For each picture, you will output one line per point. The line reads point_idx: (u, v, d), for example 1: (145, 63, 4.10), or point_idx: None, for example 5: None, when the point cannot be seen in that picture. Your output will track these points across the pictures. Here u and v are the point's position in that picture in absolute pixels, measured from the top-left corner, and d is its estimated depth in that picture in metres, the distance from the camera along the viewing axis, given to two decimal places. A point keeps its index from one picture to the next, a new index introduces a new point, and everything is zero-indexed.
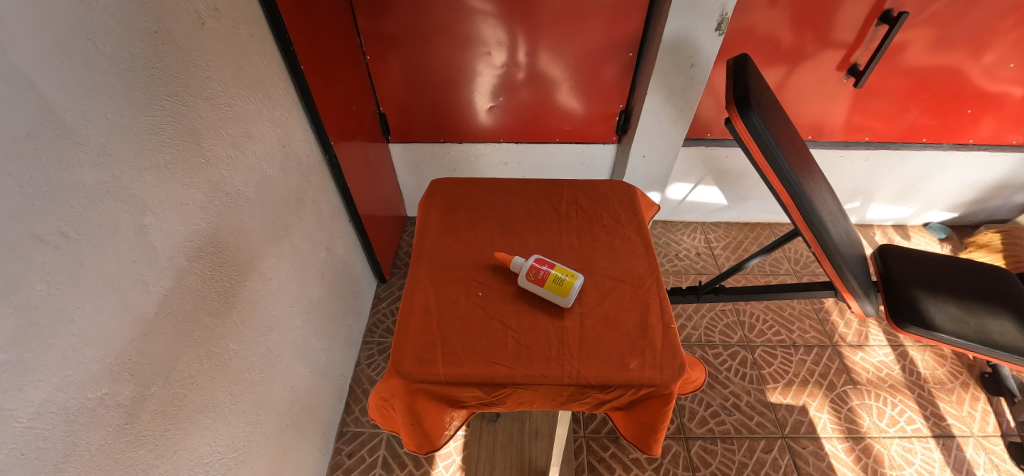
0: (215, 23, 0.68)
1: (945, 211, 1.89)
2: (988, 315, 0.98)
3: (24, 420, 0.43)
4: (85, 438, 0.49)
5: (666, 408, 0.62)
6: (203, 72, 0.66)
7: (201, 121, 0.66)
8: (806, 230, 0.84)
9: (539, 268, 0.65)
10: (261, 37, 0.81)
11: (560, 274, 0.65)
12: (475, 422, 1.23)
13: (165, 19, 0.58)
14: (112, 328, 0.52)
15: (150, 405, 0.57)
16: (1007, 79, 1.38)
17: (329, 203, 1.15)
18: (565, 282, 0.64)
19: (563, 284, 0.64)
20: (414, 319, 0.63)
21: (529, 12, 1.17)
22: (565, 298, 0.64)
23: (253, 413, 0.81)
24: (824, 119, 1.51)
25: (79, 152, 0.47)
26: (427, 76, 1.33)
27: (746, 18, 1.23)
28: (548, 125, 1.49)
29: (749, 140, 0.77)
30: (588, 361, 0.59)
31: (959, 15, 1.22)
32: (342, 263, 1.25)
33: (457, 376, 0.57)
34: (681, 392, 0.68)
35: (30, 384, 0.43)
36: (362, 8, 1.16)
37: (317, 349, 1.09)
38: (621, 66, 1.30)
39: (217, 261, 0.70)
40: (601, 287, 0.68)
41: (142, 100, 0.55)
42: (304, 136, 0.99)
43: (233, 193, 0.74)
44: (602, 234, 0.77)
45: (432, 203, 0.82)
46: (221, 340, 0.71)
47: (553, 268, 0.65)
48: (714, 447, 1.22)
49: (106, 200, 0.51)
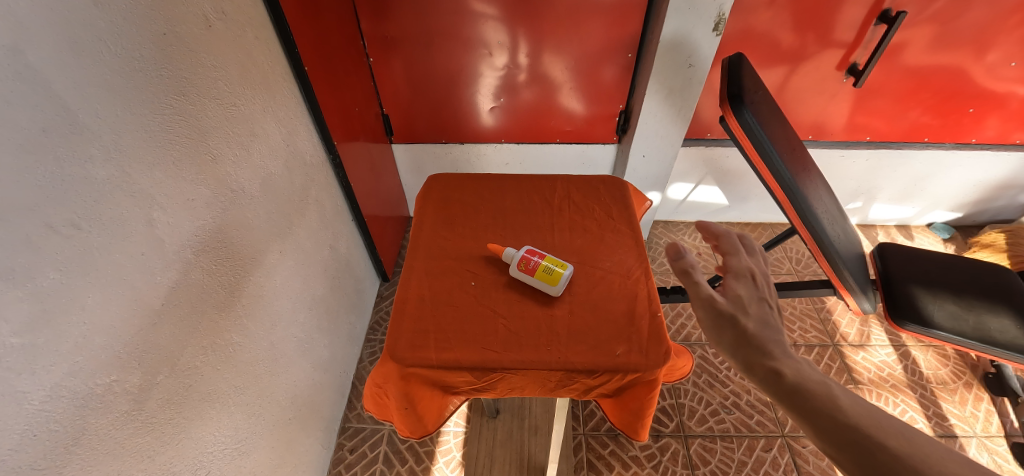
0: (222, 25, 0.71)
1: (950, 210, 1.88)
2: (986, 312, 0.98)
3: (37, 402, 0.45)
4: (94, 422, 0.51)
5: (653, 394, 0.63)
6: (209, 71, 0.68)
7: (208, 119, 0.68)
8: (801, 227, 0.85)
9: (532, 258, 0.67)
10: (267, 39, 0.84)
11: (550, 264, 0.66)
12: (475, 418, 1.25)
13: (175, 21, 0.61)
14: (122, 317, 0.54)
15: (157, 393, 0.59)
16: (1009, 78, 1.38)
17: (333, 202, 1.17)
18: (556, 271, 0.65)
19: (553, 273, 0.66)
20: (409, 307, 0.65)
21: (529, 15, 1.19)
22: (555, 287, 0.65)
23: (257, 405, 0.83)
24: (825, 119, 1.51)
25: (91, 147, 0.49)
26: (430, 78, 1.35)
27: (746, 19, 1.24)
28: (549, 125, 1.50)
29: (742, 136, 0.78)
30: (576, 348, 0.60)
31: (959, 13, 1.22)
32: (345, 260, 1.27)
33: (449, 361, 0.59)
34: (668, 379, 0.69)
35: (42, 368, 0.45)
36: (366, 11, 1.19)
37: (320, 345, 1.11)
38: (620, 66, 1.31)
39: (223, 256, 0.72)
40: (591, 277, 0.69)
41: (153, 100, 0.58)
42: (308, 136, 1.01)
43: (238, 190, 0.76)
44: (594, 227, 0.78)
45: (428, 197, 0.84)
46: (226, 333, 0.73)
47: (544, 259, 0.67)
48: (713, 445, 1.23)
49: (116, 194, 0.53)
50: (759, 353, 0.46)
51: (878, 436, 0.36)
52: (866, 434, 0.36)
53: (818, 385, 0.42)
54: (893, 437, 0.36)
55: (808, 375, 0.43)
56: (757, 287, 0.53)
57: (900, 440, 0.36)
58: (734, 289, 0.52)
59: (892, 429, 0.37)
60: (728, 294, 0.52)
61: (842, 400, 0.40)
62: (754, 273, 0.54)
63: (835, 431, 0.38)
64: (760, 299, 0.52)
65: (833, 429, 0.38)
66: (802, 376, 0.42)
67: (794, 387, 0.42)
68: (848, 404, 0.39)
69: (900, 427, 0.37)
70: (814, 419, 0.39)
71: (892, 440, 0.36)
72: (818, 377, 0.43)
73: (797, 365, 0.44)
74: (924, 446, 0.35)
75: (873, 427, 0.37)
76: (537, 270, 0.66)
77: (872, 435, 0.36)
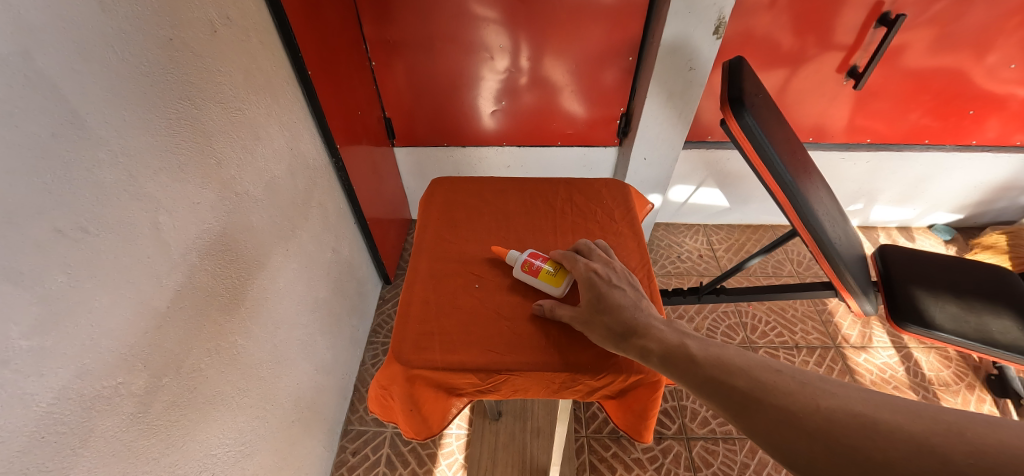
0: (227, 30, 0.71)
1: (951, 212, 1.88)
2: (988, 313, 0.98)
3: (45, 404, 0.45)
4: (101, 424, 0.51)
5: (656, 395, 0.63)
6: (214, 76, 0.69)
7: (213, 123, 0.68)
8: (802, 229, 0.85)
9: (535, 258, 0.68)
10: (270, 44, 0.84)
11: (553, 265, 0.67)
12: (477, 421, 1.25)
13: (180, 27, 0.61)
14: (128, 320, 0.54)
15: (162, 396, 0.59)
16: (1009, 80, 1.38)
17: (336, 205, 1.18)
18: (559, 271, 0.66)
19: (557, 274, 0.66)
20: (413, 309, 0.65)
21: (530, 18, 1.19)
22: (558, 287, 0.65)
23: (261, 408, 0.83)
24: (825, 121, 1.52)
25: (99, 151, 0.50)
26: (431, 82, 1.36)
27: (746, 22, 1.24)
28: (550, 128, 1.51)
29: (743, 139, 0.78)
30: (579, 349, 0.61)
31: (958, 15, 1.22)
32: (347, 263, 1.27)
33: (454, 362, 0.59)
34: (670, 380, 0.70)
35: (51, 370, 0.46)
36: (369, 15, 1.20)
37: (323, 348, 1.11)
38: (621, 69, 1.32)
39: (227, 259, 0.72)
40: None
41: (159, 105, 0.58)
42: (312, 140, 1.02)
43: (243, 193, 0.76)
44: (596, 229, 0.79)
45: (432, 200, 0.84)
46: (231, 335, 0.73)
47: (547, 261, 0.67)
48: (716, 448, 1.23)
49: (123, 198, 0.53)
50: (631, 342, 0.54)
51: (728, 379, 0.44)
52: (720, 381, 0.45)
53: (677, 348, 0.50)
54: (739, 376, 0.44)
55: (669, 342, 0.51)
56: (603, 280, 0.61)
57: (743, 374, 0.44)
58: (584, 294, 0.60)
59: (735, 367, 0.45)
60: (585, 299, 0.60)
61: (698, 355, 0.48)
62: (593, 272, 0.62)
63: (702, 387, 0.46)
64: (610, 289, 0.60)
65: (700, 387, 0.46)
66: (664, 347, 0.51)
67: (663, 360, 0.50)
68: (702, 357, 0.48)
69: (739, 363, 0.46)
70: (687, 380, 0.48)
71: (738, 379, 0.44)
72: (677, 339, 0.52)
73: (659, 336, 0.52)
74: (759, 374, 0.44)
75: (722, 373, 0.45)
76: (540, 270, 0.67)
77: (724, 379, 0.45)
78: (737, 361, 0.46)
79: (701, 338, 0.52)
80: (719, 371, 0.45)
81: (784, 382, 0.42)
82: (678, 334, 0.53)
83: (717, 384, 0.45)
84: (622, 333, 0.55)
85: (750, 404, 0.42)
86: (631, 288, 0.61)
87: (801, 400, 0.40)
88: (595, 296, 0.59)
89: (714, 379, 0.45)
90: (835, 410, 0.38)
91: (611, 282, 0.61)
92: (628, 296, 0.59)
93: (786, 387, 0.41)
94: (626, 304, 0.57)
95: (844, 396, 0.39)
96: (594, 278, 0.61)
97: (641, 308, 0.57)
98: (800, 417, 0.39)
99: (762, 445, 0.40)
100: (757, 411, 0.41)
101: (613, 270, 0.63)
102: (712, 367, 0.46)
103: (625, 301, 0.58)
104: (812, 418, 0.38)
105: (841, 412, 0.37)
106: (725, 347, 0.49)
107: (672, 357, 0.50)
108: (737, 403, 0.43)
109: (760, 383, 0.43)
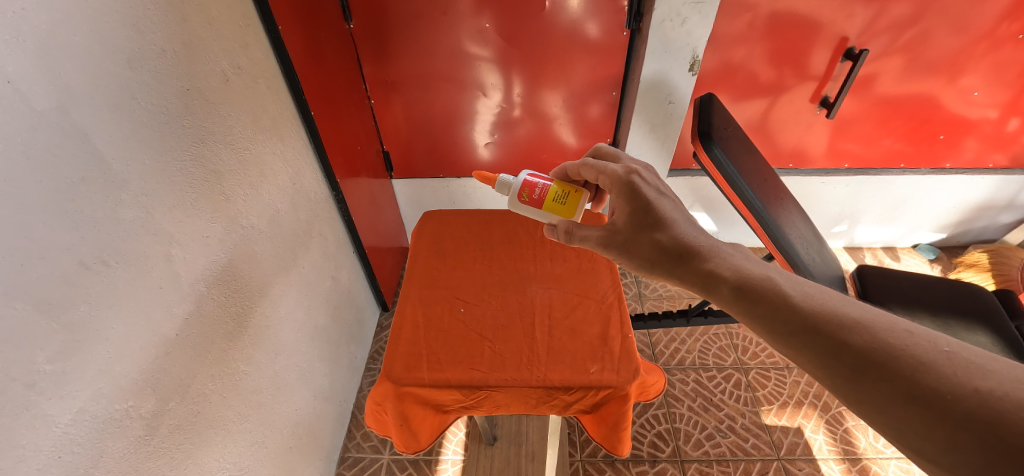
0: (238, 78, 0.78)
1: (933, 231, 1.94)
2: (963, 330, 1.01)
3: (62, 425, 0.49)
4: (110, 446, 0.54)
5: (626, 407, 0.67)
6: (225, 119, 0.75)
7: (221, 162, 0.74)
8: (774, 250, 0.89)
9: (536, 188, 0.76)
10: (277, 88, 0.92)
11: (558, 189, 0.78)
12: (474, 446, 1.26)
13: (196, 77, 0.68)
14: (139, 346, 0.58)
15: (168, 419, 0.62)
16: (977, 105, 1.46)
17: (335, 235, 1.23)
18: (566, 196, 0.76)
19: (560, 203, 0.77)
20: (403, 333, 0.70)
21: (520, 56, 1.27)
22: (573, 215, 0.77)
23: (260, 433, 0.86)
24: (804, 146, 1.59)
25: (122, 192, 0.55)
26: (428, 116, 1.44)
27: (722, 57, 1.33)
28: (541, 158, 1.58)
29: (714, 170, 0.84)
30: (554, 366, 0.66)
31: (921, 48, 1.30)
32: (346, 291, 1.31)
33: (441, 380, 0.64)
34: (642, 396, 0.75)
35: (69, 394, 0.49)
36: (368, 57, 1.28)
37: (320, 374, 1.13)
38: (606, 104, 1.40)
39: (231, 289, 0.76)
40: (570, 182, 0.83)
41: (176, 148, 0.64)
42: (313, 174, 1.08)
43: (248, 226, 0.82)
44: (573, 257, 0.84)
45: (422, 231, 0.89)
46: (233, 361, 0.77)
47: (552, 186, 0.77)
48: (710, 470, 1.23)
49: (141, 234, 0.58)
50: (691, 266, 0.56)
51: (842, 335, 0.43)
52: (829, 335, 0.43)
53: (761, 280, 0.51)
54: (857, 333, 0.43)
55: (746, 272, 0.53)
56: (651, 191, 0.65)
57: (860, 331, 0.43)
58: (628, 205, 0.64)
59: (848, 321, 0.44)
60: (624, 213, 0.64)
61: (792, 297, 0.48)
62: (636, 184, 0.66)
63: (797, 335, 0.45)
64: (658, 200, 0.64)
65: (793, 333, 0.45)
66: (739, 276, 0.52)
67: (735, 290, 0.51)
68: (798, 298, 0.47)
69: (853, 316, 0.44)
70: (778, 326, 0.47)
71: (855, 336, 0.42)
72: (758, 273, 0.52)
73: (732, 265, 0.54)
74: (883, 336, 0.42)
75: (834, 326, 0.44)
76: (543, 199, 0.77)
77: (834, 333, 0.43)
78: (852, 314, 0.44)
79: (787, 276, 0.51)
80: (832, 325, 0.44)
81: (921, 350, 0.40)
82: (755, 268, 0.53)
83: (824, 337, 0.43)
84: (674, 256, 0.58)
85: (866, 368, 0.40)
86: (679, 210, 0.64)
87: (950, 380, 0.37)
88: (644, 213, 0.62)
89: (815, 328, 0.44)
90: (1002, 398, 0.34)
91: (659, 195, 0.64)
92: (674, 209, 0.63)
93: (925, 358, 0.39)
94: (678, 223, 0.61)
95: (1010, 379, 0.35)
96: (634, 184, 0.66)
97: (691, 230, 0.60)
98: (948, 399, 0.36)
99: (870, 417, 0.40)
100: (879, 378, 0.39)
101: (654, 181, 0.68)
102: (815, 315, 0.45)
103: (675, 216, 0.62)
104: (964, 403, 0.35)
105: (1010, 403, 0.34)
106: (829, 296, 0.47)
107: (747, 291, 0.50)
108: (849, 366, 0.41)
109: (885, 344, 0.41)
